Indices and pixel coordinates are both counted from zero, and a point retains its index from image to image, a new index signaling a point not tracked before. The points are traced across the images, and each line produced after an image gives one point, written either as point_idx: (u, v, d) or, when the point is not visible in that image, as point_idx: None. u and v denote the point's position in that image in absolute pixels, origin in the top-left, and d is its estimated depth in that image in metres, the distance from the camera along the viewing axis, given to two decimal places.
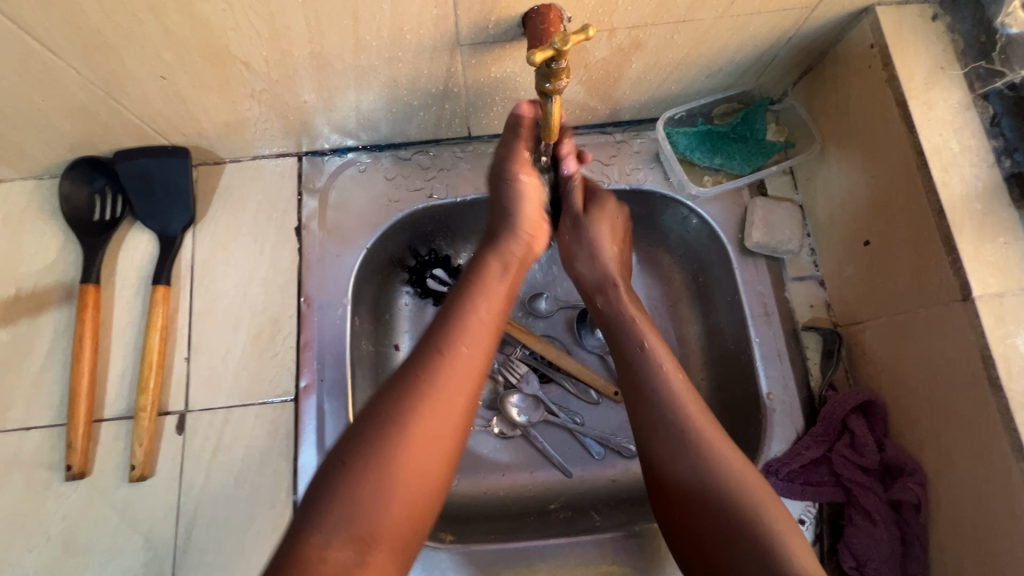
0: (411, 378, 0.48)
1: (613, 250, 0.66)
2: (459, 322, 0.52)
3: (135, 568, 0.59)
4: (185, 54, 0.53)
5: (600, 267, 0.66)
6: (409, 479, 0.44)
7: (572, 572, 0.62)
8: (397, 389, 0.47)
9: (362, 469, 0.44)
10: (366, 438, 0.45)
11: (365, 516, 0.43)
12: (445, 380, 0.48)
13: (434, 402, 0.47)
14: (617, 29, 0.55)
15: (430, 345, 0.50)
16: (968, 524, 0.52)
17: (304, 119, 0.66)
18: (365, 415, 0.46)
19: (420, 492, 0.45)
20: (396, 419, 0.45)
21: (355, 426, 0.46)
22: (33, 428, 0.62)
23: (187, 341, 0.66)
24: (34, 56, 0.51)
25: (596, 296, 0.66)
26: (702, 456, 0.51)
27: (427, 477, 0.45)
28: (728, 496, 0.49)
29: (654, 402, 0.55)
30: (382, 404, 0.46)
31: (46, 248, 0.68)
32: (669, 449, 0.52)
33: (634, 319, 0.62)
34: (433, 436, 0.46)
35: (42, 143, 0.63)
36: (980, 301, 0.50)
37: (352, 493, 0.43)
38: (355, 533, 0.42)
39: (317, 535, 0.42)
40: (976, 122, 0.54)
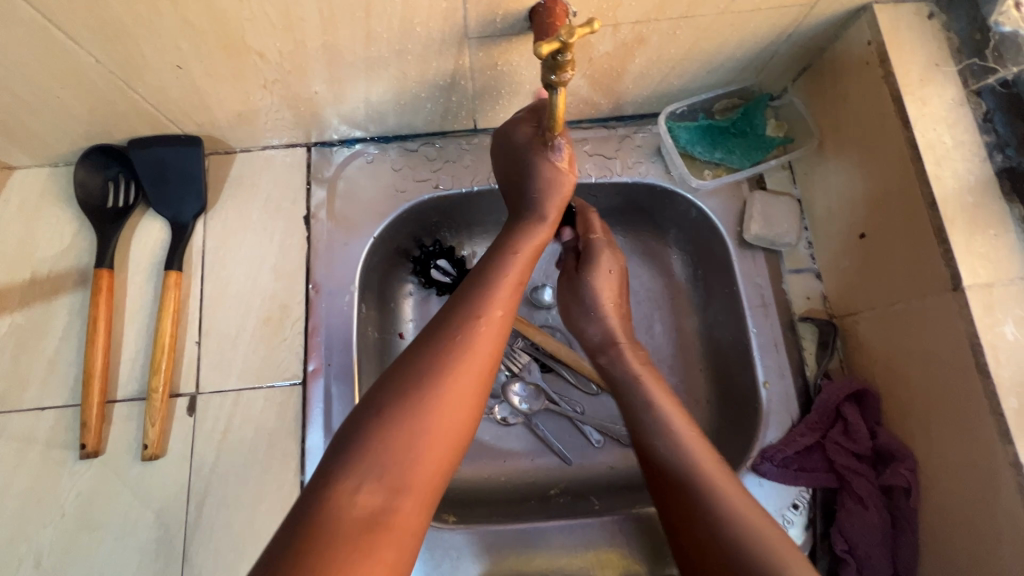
0: (444, 335, 0.50)
1: (614, 309, 0.68)
2: (491, 286, 0.54)
3: (147, 544, 0.61)
4: (202, 44, 0.55)
5: (600, 324, 0.67)
6: (439, 427, 0.46)
7: (571, 555, 0.64)
8: (433, 345, 0.49)
9: (400, 416, 0.45)
10: (403, 387, 0.46)
11: (396, 462, 0.43)
12: (478, 339, 0.50)
13: (465, 357, 0.49)
14: (621, 24, 0.57)
15: (464, 305, 0.52)
16: (957, 506, 0.53)
17: (314, 110, 0.67)
18: (402, 366, 0.48)
19: (450, 444, 0.46)
20: (430, 370, 0.47)
21: (391, 377, 0.47)
22: (48, 408, 0.64)
23: (198, 326, 0.67)
24: (56, 44, 0.52)
25: (598, 354, 0.67)
26: (672, 435, 0.57)
27: (455, 430, 0.46)
28: (686, 465, 0.54)
29: (648, 420, 0.59)
30: (418, 358, 0.48)
31: (61, 234, 0.70)
32: (648, 432, 0.58)
33: (638, 376, 0.63)
34: (464, 391, 0.48)
35: (59, 130, 0.65)
36: (971, 291, 0.51)
37: (388, 439, 0.44)
38: (387, 479, 0.43)
39: (348, 480, 0.42)
40: (970, 118, 0.56)
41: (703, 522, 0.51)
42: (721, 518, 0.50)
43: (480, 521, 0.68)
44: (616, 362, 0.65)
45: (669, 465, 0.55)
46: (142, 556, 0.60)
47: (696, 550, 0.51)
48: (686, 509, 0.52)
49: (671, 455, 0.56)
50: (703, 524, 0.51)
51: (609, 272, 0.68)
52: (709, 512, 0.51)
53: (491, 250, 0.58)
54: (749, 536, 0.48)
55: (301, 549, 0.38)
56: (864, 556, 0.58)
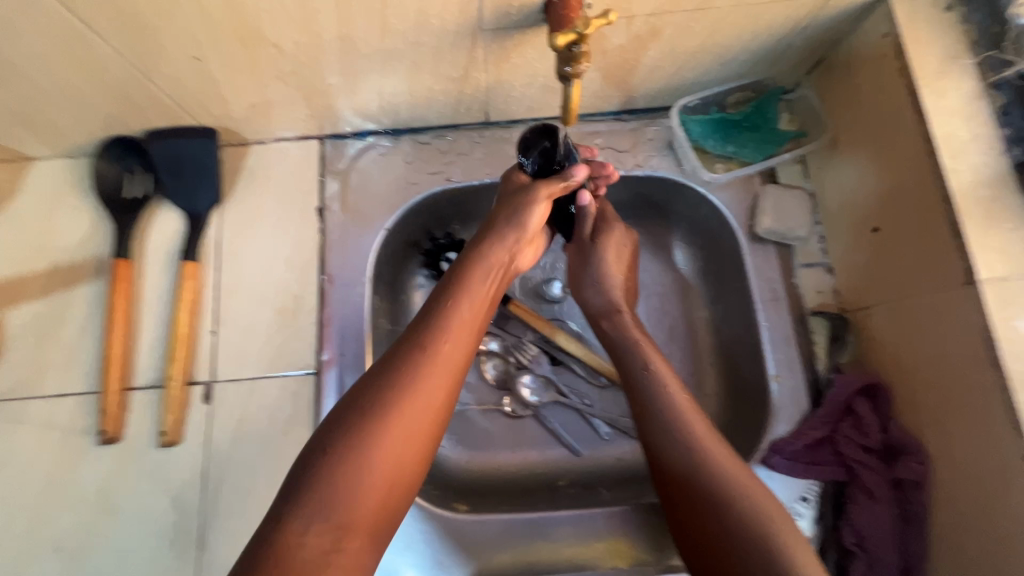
0: (394, 369, 0.50)
1: (620, 276, 0.70)
2: (441, 318, 0.54)
3: (165, 528, 0.62)
4: (219, 36, 0.55)
5: (603, 291, 0.69)
6: (386, 462, 0.46)
7: (579, 546, 0.65)
8: (383, 382, 0.49)
9: (343, 458, 0.45)
10: (348, 428, 0.47)
11: (343, 500, 0.44)
12: (425, 376, 0.50)
13: (414, 391, 0.49)
14: (635, 16, 0.57)
15: (414, 339, 0.52)
16: (972, 501, 0.53)
17: (329, 102, 0.68)
18: (350, 401, 0.48)
19: (399, 480, 0.47)
20: (377, 405, 0.48)
21: (339, 415, 0.48)
22: (68, 395, 0.65)
23: (213, 315, 0.68)
24: (77, 36, 0.53)
25: (601, 320, 0.69)
26: (671, 409, 0.57)
27: (404, 468, 0.47)
28: (677, 428, 0.56)
29: (648, 391, 0.60)
30: (364, 397, 0.48)
31: (80, 224, 0.71)
32: (648, 408, 0.59)
33: (638, 342, 0.64)
34: (411, 427, 0.48)
35: (78, 122, 0.66)
36: (985, 285, 0.51)
37: (333, 478, 0.44)
38: (334, 518, 0.44)
39: (298, 521, 0.43)
40: (987, 111, 0.55)
41: (700, 493, 0.53)
42: (720, 491, 0.52)
43: (489, 510, 0.68)
44: (620, 330, 0.66)
45: (671, 439, 0.56)
46: (159, 540, 0.62)
47: (692, 519, 0.53)
48: (689, 485, 0.53)
49: (671, 432, 0.56)
50: (706, 503, 0.52)
51: (620, 247, 0.70)
52: (708, 485, 0.52)
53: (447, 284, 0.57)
54: (747, 509, 0.50)
55: None
56: (873, 549, 0.58)
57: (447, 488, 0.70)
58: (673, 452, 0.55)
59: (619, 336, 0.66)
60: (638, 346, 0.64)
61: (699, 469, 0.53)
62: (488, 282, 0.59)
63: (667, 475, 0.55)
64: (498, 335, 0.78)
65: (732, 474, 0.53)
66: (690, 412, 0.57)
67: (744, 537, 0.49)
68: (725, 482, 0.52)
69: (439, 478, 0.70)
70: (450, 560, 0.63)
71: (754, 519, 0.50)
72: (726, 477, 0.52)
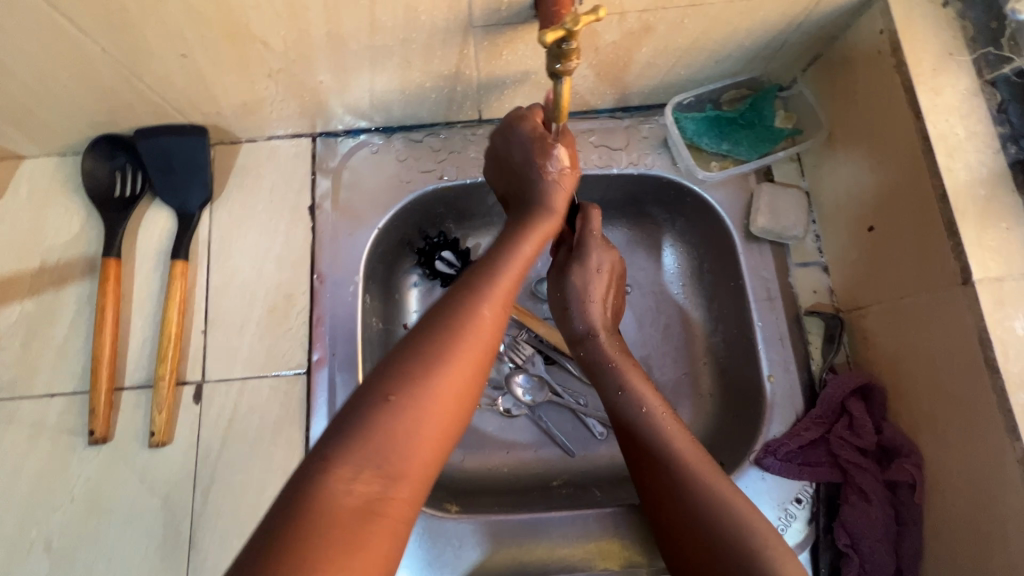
0: (456, 321, 0.49)
1: (600, 299, 0.66)
2: (494, 274, 0.54)
3: (154, 528, 0.62)
4: (207, 33, 0.55)
5: (582, 316, 0.66)
6: (441, 412, 0.45)
7: (571, 546, 0.65)
8: (444, 330, 0.48)
9: (400, 404, 0.44)
10: (403, 373, 0.46)
11: (399, 449, 0.43)
12: (485, 330, 0.50)
13: (473, 347, 0.48)
14: (628, 12, 0.56)
15: (467, 293, 0.52)
16: (965, 502, 0.53)
17: (319, 100, 0.67)
18: (410, 350, 0.47)
19: (449, 433, 0.46)
20: (439, 357, 0.47)
21: (394, 363, 0.46)
22: (58, 395, 0.65)
23: (204, 315, 0.68)
24: (63, 34, 0.53)
25: (577, 346, 0.67)
26: (650, 417, 0.58)
27: (454, 421, 0.47)
28: (654, 431, 0.57)
29: (627, 409, 0.60)
30: (421, 344, 0.47)
31: (69, 223, 0.70)
32: (631, 423, 0.59)
33: (615, 364, 0.63)
34: (465, 378, 0.47)
35: (66, 120, 0.65)
36: (981, 285, 0.51)
37: (395, 424, 0.43)
38: (385, 467, 0.42)
39: (350, 467, 0.41)
40: (984, 108, 0.55)
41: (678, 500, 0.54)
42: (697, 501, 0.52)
43: (482, 510, 0.68)
44: (597, 351, 0.64)
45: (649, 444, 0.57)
46: (149, 541, 0.61)
47: (671, 522, 0.54)
48: (664, 496, 0.55)
49: (649, 437, 0.57)
50: (683, 516, 0.53)
51: (599, 271, 0.66)
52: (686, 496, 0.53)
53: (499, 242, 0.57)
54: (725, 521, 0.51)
55: (294, 544, 0.37)
56: (867, 550, 0.57)
57: (440, 488, 0.70)
58: (652, 455, 0.56)
59: (598, 360, 0.64)
60: (613, 365, 0.63)
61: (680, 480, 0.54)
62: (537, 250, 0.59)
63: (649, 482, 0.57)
64: None
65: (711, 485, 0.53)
66: (663, 420, 0.58)
67: (720, 546, 0.50)
68: (703, 494, 0.52)
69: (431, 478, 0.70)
70: (441, 560, 0.63)
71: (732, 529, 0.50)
72: (704, 489, 0.53)
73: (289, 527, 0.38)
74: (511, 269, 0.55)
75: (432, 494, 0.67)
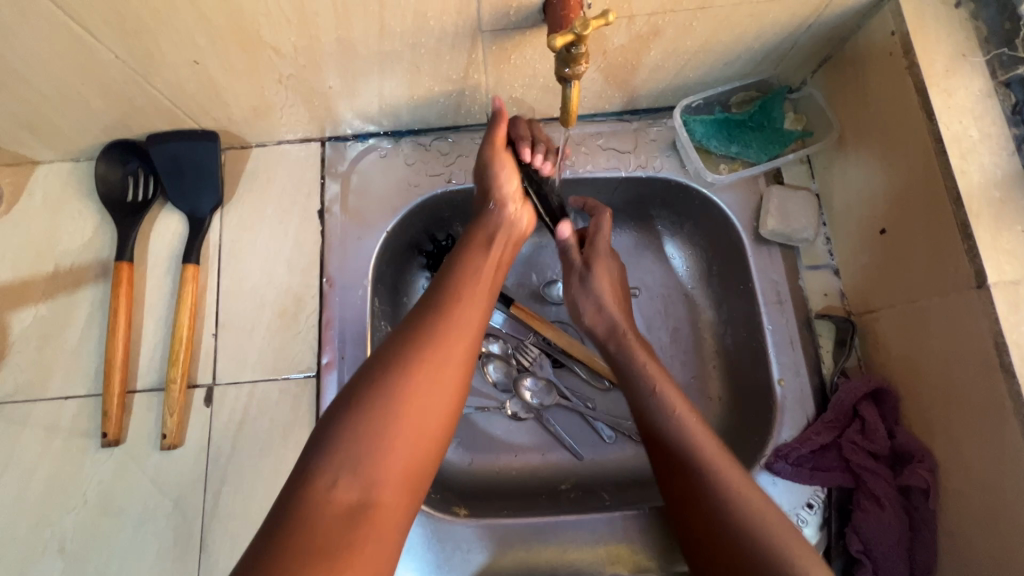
0: (415, 328, 0.52)
1: (616, 300, 0.68)
2: (454, 281, 0.57)
3: (166, 530, 0.62)
4: (218, 39, 0.55)
5: (607, 314, 0.67)
6: (411, 415, 0.48)
7: (581, 550, 0.64)
8: (402, 339, 0.51)
9: (366, 413, 0.47)
10: (369, 386, 0.49)
11: (372, 453, 0.46)
12: (445, 332, 0.52)
13: (436, 349, 0.51)
14: (637, 16, 0.56)
15: (429, 301, 0.55)
16: (981, 509, 0.52)
17: (329, 104, 0.68)
18: (373, 361, 0.50)
19: (427, 434, 0.48)
20: (399, 363, 0.50)
21: (362, 375, 0.50)
22: (71, 397, 0.66)
23: (215, 318, 0.68)
24: (77, 41, 0.53)
25: (608, 342, 0.67)
26: (678, 436, 0.57)
27: (429, 423, 0.48)
28: (674, 430, 0.57)
29: (654, 410, 0.59)
30: (382, 357, 0.50)
31: (83, 227, 0.71)
32: (654, 424, 0.59)
33: (643, 361, 0.63)
34: (435, 378, 0.50)
35: (80, 125, 0.66)
36: (996, 289, 0.50)
37: (362, 429, 0.46)
38: (363, 471, 0.45)
39: (327, 475, 0.44)
40: (998, 110, 0.54)
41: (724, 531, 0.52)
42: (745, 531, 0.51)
43: (490, 514, 0.68)
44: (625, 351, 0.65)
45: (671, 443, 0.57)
46: (161, 543, 0.62)
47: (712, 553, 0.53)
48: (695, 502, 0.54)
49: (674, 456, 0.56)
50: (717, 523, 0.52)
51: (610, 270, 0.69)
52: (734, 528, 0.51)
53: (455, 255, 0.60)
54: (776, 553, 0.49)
55: (282, 549, 0.41)
56: (880, 557, 0.57)
57: (448, 491, 0.70)
58: (678, 475, 0.56)
59: (626, 360, 0.64)
60: (641, 361, 0.63)
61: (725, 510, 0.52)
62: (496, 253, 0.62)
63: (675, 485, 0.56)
64: (500, 338, 0.78)
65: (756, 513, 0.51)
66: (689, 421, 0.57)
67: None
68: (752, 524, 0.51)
69: (439, 481, 0.70)
70: (451, 564, 0.63)
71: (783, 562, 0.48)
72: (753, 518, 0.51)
73: (279, 533, 0.42)
74: (471, 275, 0.58)
75: (441, 497, 0.67)
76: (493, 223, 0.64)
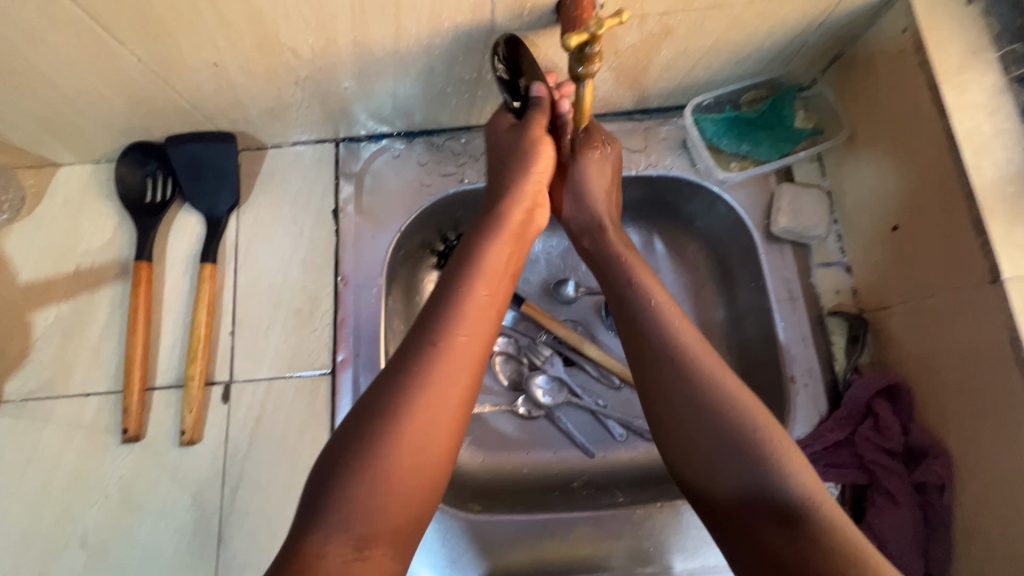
0: (408, 371, 0.48)
1: (603, 189, 0.65)
2: (455, 310, 0.51)
3: (184, 525, 0.63)
4: (238, 42, 0.56)
5: (589, 204, 0.65)
6: (404, 468, 0.45)
7: (594, 547, 0.65)
8: (394, 383, 0.47)
9: (358, 470, 0.44)
10: (360, 434, 0.45)
11: (364, 512, 0.43)
12: (442, 372, 0.48)
13: (430, 395, 0.47)
14: (649, 15, 0.57)
15: (425, 336, 0.50)
16: (996, 504, 0.52)
17: (343, 105, 0.69)
18: (363, 408, 0.47)
19: (421, 486, 0.46)
20: (390, 414, 0.46)
21: (351, 424, 0.46)
22: (92, 395, 0.67)
23: (231, 317, 0.70)
24: (102, 45, 0.55)
25: (583, 238, 0.66)
26: (695, 380, 0.51)
27: (423, 472, 0.46)
28: (672, 347, 0.53)
29: (633, 302, 0.57)
30: (376, 399, 0.47)
31: (103, 229, 0.73)
32: (634, 322, 0.56)
33: (621, 254, 0.62)
34: (430, 426, 0.46)
35: (102, 128, 0.67)
36: (1010, 284, 0.50)
37: (353, 487, 0.43)
38: (355, 530, 0.43)
39: (318, 532, 0.42)
40: (1011, 106, 0.54)
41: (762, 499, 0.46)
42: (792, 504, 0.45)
43: (502, 510, 0.68)
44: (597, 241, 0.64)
45: (658, 349, 0.54)
46: (180, 537, 0.63)
47: (711, 482, 0.48)
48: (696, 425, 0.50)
49: (695, 408, 0.50)
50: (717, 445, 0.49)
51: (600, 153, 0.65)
52: (772, 498, 0.46)
53: (455, 273, 0.54)
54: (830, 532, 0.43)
55: None
56: (895, 553, 0.57)
57: (461, 488, 0.70)
58: (679, 397, 0.51)
59: (603, 254, 0.63)
60: (621, 257, 0.61)
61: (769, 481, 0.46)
62: (504, 262, 0.57)
63: (665, 406, 0.52)
64: (512, 337, 0.79)
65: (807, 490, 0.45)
66: (687, 335, 0.54)
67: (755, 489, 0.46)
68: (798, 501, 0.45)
69: (452, 477, 0.70)
70: (464, 560, 0.63)
71: (831, 537, 0.43)
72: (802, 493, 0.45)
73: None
74: (475, 299, 0.53)
75: (454, 493, 0.68)
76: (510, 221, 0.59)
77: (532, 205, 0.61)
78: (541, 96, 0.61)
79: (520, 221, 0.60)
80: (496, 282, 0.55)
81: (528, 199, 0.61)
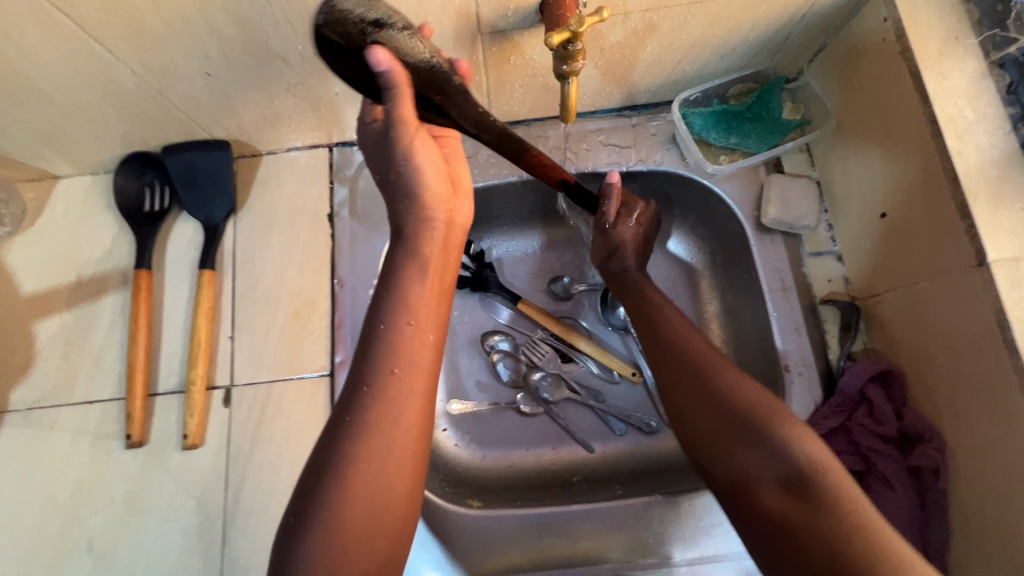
0: (347, 423, 0.46)
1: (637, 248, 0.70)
2: (386, 349, 0.47)
3: (189, 527, 0.64)
4: (229, 50, 0.58)
5: (621, 255, 0.69)
6: (359, 519, 0.44)
7: (593, 540, 0.65)
8: (334, 441, 0.46)
9: (313, 531, 0.43)
10: (307, 499, 0.44)
11: (328, 563, 0.43)
12: (374, 423, 0.46)
13: (368, 447, 0.45)
14: (631, 12, 0.57)
15: (357, 383, 0.47)
16: (989, 487, 0.52)
17: (335, 110, 0.70)
18: (315, 462, 0.46)
19: (384, 525, 0.45)
20: (335, 471, 0.45)
21: (303, 480, 0.46)
22: (96, 401, 0.68)
23: (230, 321, 0.71)
24: (97, 58, 0.56)
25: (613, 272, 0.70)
26: (704, 366, 0.54)
27: (379, 517, 0.45)
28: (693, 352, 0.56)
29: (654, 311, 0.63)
30: (320, 458, 0.45)
31: (104, 238, 0.74)
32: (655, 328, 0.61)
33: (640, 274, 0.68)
34: (380, 472, 0.45)
35: (99, 140, 0.69)
36: (996, 266, 0.51)
37: (313, 544, 0.43)
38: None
39: None
40: (992, 90, 0.55)
41: (783, 492, 0.45)
42: (816, 493, 0.44)
43: (503, 505, 0.70)
44: (624, 275, 0.69)
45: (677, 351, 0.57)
46: (185, 540, 0.64)
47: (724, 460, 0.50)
48: (706, 407, 0.52)
49: (705, 389, 0.53)
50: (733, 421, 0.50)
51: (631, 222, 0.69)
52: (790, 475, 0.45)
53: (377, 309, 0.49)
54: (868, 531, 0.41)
55: None
56: None
57: (462, 485, 0.72)
58: (689, 385, 0.54)
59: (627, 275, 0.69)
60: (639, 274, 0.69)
61: (792, 472, 0.45)
62: (430, 284, 0.50)
63: (677, 399, 0.55)
64: (508, 334, 0.79)
65: (837, 483, 0.44)
66: (706, 345, 0.57)
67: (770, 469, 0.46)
68: (834, 496, 0.43)
69: (452, 476, 0.72)
70: (462, 557, 0.63)
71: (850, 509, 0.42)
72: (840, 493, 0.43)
73: None
74: (401, 332, 0.48)
75: (455, 490, 0.70)
76: (413, 238, 0.50)
77: (444, 211, 0.51)
78: (394, 71, 0.41)
79: (439, 238, 0.51)
80: (425, 306, 0.49)
81: (440, 208, 0.51)
